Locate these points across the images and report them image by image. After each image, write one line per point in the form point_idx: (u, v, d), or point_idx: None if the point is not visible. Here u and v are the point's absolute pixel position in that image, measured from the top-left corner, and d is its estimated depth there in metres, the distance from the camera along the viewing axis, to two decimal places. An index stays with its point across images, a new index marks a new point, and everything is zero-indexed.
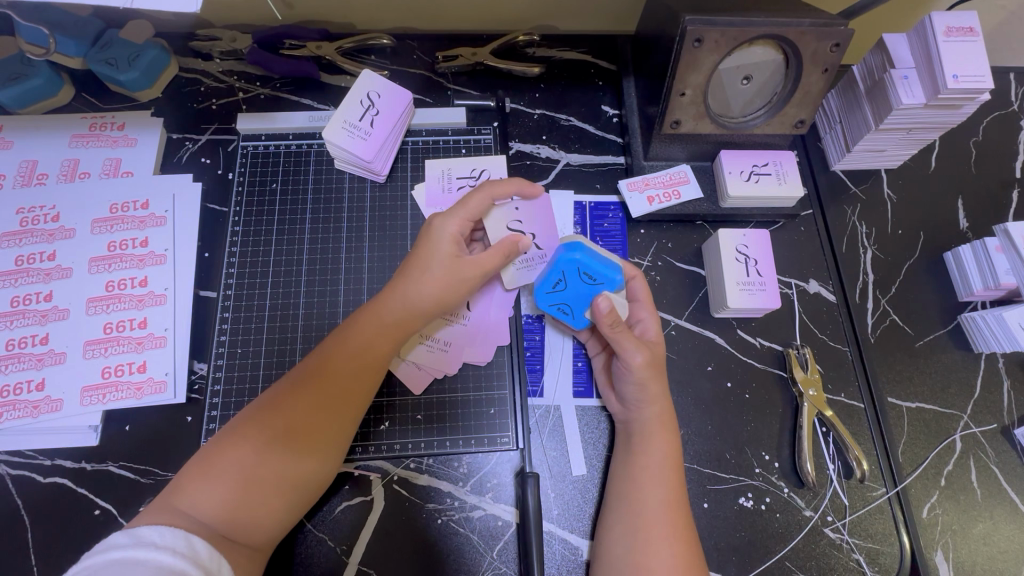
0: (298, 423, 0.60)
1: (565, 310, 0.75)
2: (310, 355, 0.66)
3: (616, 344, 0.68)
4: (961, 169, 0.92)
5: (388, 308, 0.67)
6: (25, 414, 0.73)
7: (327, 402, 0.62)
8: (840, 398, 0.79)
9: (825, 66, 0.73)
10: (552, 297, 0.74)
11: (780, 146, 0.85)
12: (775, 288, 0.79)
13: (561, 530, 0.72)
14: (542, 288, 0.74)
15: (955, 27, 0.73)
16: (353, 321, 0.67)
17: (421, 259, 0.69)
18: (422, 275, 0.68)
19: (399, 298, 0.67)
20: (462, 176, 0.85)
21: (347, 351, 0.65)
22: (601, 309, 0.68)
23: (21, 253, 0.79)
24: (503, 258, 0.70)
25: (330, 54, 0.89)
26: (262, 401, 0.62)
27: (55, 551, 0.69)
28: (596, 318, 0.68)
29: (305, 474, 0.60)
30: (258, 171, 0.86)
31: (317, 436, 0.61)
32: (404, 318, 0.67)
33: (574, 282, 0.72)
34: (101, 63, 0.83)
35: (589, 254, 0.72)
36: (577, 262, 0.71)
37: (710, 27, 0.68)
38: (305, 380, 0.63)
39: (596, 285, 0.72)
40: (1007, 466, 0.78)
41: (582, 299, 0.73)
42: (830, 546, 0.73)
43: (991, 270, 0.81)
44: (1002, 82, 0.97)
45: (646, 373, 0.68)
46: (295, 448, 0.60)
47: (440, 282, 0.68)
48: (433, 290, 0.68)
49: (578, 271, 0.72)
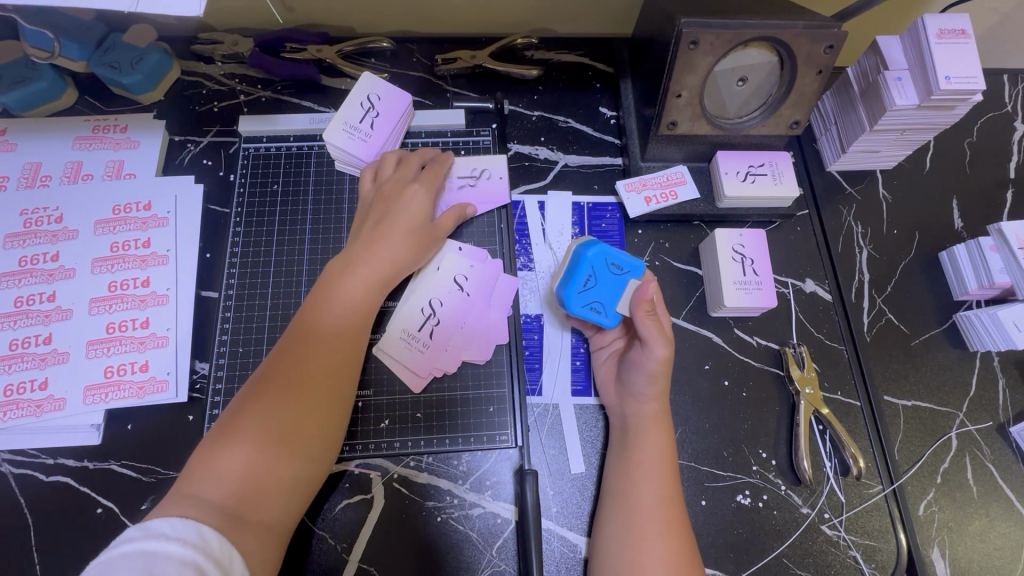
0: (291, 406, 0.61)
1: (598, 309, 0.73)
2: (280, 347, 0.66)
3: (647, 334, 0.68)
4: (955, 169, 0.93)
5: (361, 277, 0.71)
6: (28, 413, 0.73)
7: (314, 382, 0.63)
8: (836, 396, 0.80)
9: (819, 68, 0.74)
10: (583, 296, 0.73)
11: (775, 147, 0.86)
12: (771, 287, 0.80)
13: (560, 527, 0.73)
14: (573, 287, 0.73)
15: (947, 29, 0.74)
16: (319, 305, 0.68)
17: (389, 217, 0.74)
18: (393, 231, 0.73)
19: (370, 259, 0.72)
20: (462, 176, 0.86)
21: (321, 333, 0.66)
22: (645, 292, 0.69)
23: (24, 254, 0.80)
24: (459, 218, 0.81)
25: (330, 57, 0.90)
26: (245, 398, 0.62)
27: (58, 550, 0.69)
28: (634, 302, 0.69)
29: (305, 464, 0.61)
30: (259, 172, 0.87)
31: (314, 415, 0.62)
32: (379, 275, 0.72)
33: (603, 276, 0.73)
34: (105, 66, 0.84)
35: (611, 248, 0.74)
36: (600, 256, 0.74)
37: (705, 29, 0.69)
38: (281, 369, 0.63)
39: (623, 275, 0.73)
40: (1003, 463, 0.78)
41: (613, 293, 0.73)
42: (827, 543, 0.74)
43: (985, 269, 0.82)
44: (996, 84, 0.98)
45: (662, 367, 0.69)
46: (295, 432, 0.60)
47: (411, 236, 0.74)
48: (404, 246, 0.74)
49: (604, 264, 0.74)
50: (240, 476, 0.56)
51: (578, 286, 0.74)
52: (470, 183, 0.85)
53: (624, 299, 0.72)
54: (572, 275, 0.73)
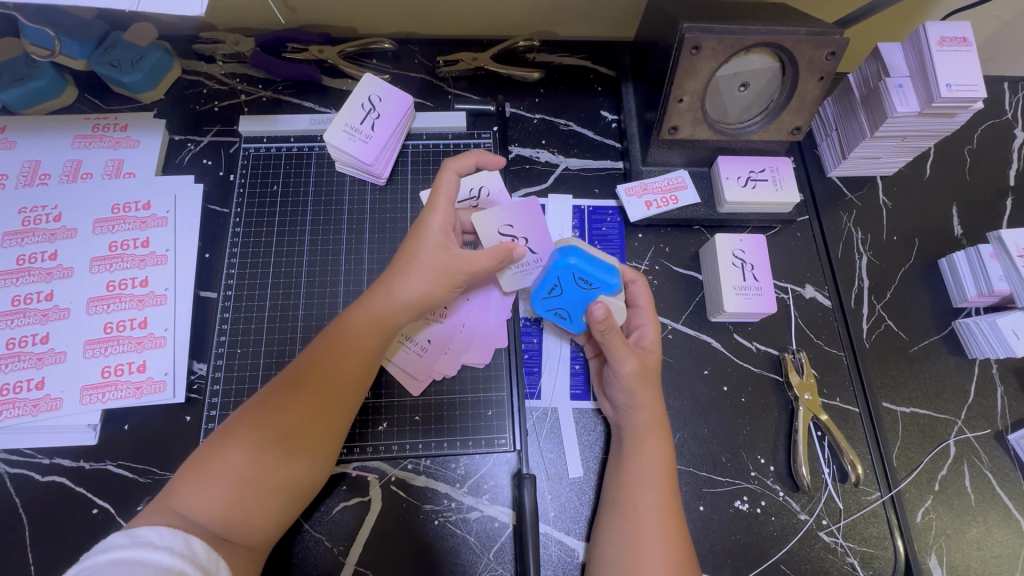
0: (294, 427, 0.61)
1: (562, 315, 0.75)
2: (298, 359, 0.66)
3: (610, 348, 0.68)
4: (955, 176, 0.93)
5: (377, 303, 0.67)
6: (25, 413, 0.73)
7: (320, 403, 0.63)
8: (835, 402, 0.80)
9: (821, 74, 0.74)
10: (547, 302, 0.74)
11: (776, 153, 0.86)
12: (770, 292, 0.80)
13: (558, 531, 0.72)
14: (536, 293, 0.73)
15: (949, 37, 0.74)
16: (343, 319, 0.68)
17: (411, 251, 0.69)
18: (410, 267, 0.68)
19: (381, 291, 0.68)
20: (462, 199, 0.82)
21: (341, 349, 0.65)
22: (599, 314, 0.66)
23: (22, 252, 0.79)
24: (496, 261, 0.70)
25: (331, 58, 0.90)
26: (254, 405, 0.62)
27: (52, 551, 0.69)
28: (590, 322, 0.66)
29: (300, 477, 0.60)
30: (259, 173, 0.86)
31: (314, 440, 0.62)
32: (387, 311, 0.67)
33: (569, 287, 0.72)
34: (104, 65, 0.84)
35: (584, 258, 0.71)
36: (571, 267, 0.71)
37: (707, 35, 0.69)
38: (300, 384, 0.63)
39: (591, 289, 0.72)
40: (1001, 470, 0.78)
41: (578, 303, 0.73)
42: (825, 550, 0.74)
43: (984, 275, 0.82)
44: (996, 90, 0.98)
45: (633, 378, 0.69)
46: (292, 450, 0.60)
47: (424, 276, 0.68)
48: (417, 285, 0.67)
49: (573, 276, 0.71)
50: (235, 481, 0.57)
51: (546, 290, 0.73)
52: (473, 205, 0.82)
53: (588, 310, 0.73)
54: (541, 280, 0.73)
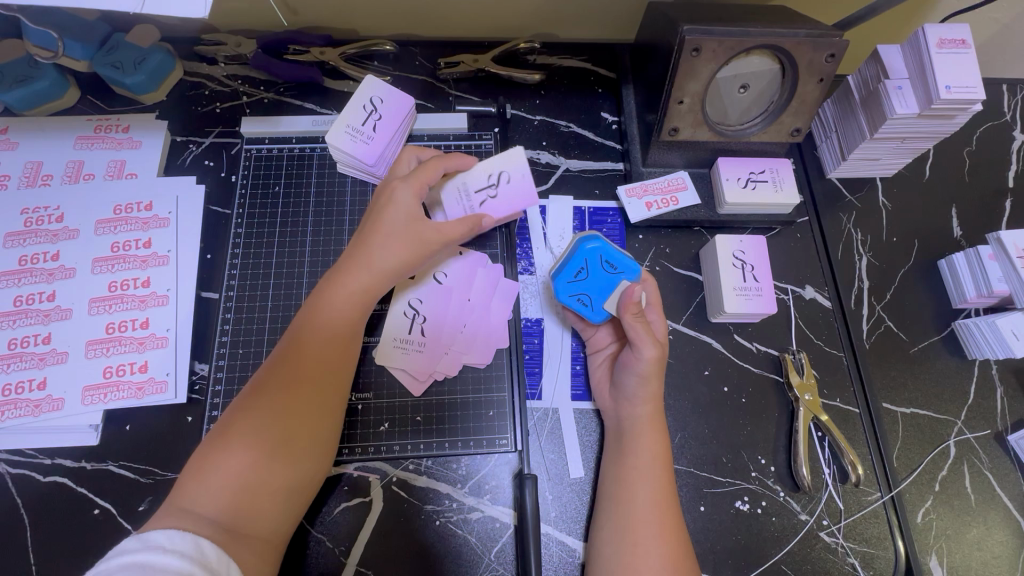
0: (289, 412, 0.61)
1: (585, 302, 0.75)
2: (282, 344, 0.66)
3: (634, 335, 0.68)
4: (954, 178, 0.93)
5: (354, 283, 0.68)
6: (26, 413, 0.73)
7: (308, 391, 0.63)
8: (835, 403, 0.80)
9: (820, 76, 0.74)
10: (571, 287, 0.75)
11: (776, 154, 0.86)
12: (771, 293, 0.80)
13: (559, 532, 0.73)
14: (563, 276, 0.75)
15: (948, 39, 0.75)
16: (322, 297, 0.67)
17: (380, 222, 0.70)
18: (386, 240, 0.69)
19: (361, 268, 0.68)
20: (480, 187, 0.76)
21: (324, 328, 0.66)
22: (630, 297, 0.69)
23: (24, 253, 0.80)
24: (467, 228, 0.71)
25: (333, 59, 0.90)
26: (246, 395, 0.62)
27: (52, 552, 0.69)
28: (621, 304, 0.70)
29: (301, 461, 0.61)
30: (260, 174, 0.87)
31: (312, 421, 0.62)
32: (370, 285, 0.68)
33: (595, 271, 0.75)
34: (107, 66, 0.84)
35: (609, 246, 0.75)
36: (597, 251, 0.75)
37: (707, 36, 0.70)
38: (287, 367, 0.63)
39: (616, 275, 0.75)
40: (1000, 471, 0.78)
41: (603, 290, 0.74)
42: (825, 550, 0.74)
43: (984, 275, 0.82)
44: (995, 92, 0.99)
45: (652, 368, 0.69)
46: (290, 436, 0.60)
47: (401, 245, 0.69)
48: (394, 256, 0.69)
49: (600, 260, 0.75)
50: (239, 477, 0.57)
51: (571, 275, 0.75)
52: (491, 194, 0.75)
53: (613, 297, 0.74)
54: (567, 265, 0.75)
